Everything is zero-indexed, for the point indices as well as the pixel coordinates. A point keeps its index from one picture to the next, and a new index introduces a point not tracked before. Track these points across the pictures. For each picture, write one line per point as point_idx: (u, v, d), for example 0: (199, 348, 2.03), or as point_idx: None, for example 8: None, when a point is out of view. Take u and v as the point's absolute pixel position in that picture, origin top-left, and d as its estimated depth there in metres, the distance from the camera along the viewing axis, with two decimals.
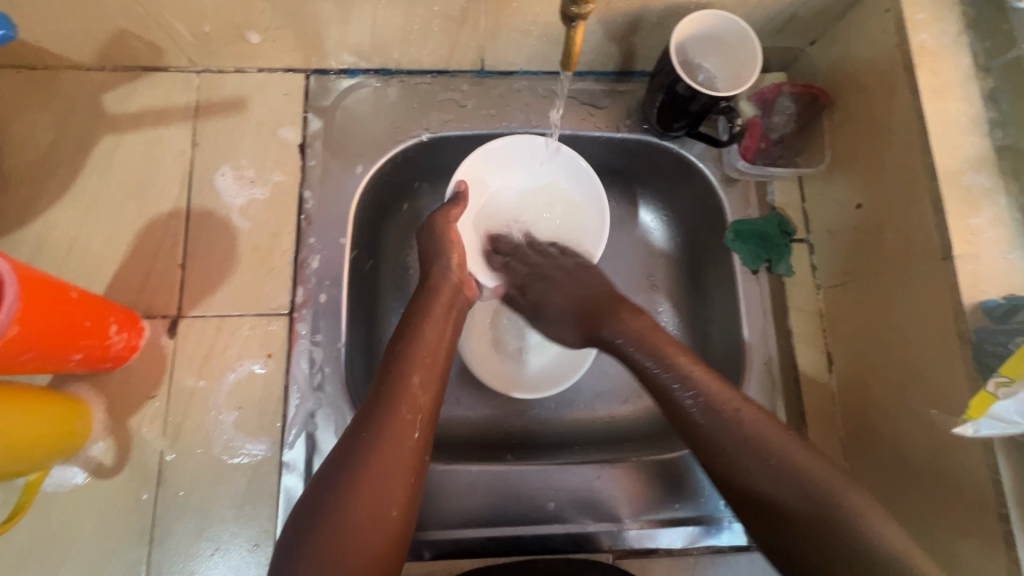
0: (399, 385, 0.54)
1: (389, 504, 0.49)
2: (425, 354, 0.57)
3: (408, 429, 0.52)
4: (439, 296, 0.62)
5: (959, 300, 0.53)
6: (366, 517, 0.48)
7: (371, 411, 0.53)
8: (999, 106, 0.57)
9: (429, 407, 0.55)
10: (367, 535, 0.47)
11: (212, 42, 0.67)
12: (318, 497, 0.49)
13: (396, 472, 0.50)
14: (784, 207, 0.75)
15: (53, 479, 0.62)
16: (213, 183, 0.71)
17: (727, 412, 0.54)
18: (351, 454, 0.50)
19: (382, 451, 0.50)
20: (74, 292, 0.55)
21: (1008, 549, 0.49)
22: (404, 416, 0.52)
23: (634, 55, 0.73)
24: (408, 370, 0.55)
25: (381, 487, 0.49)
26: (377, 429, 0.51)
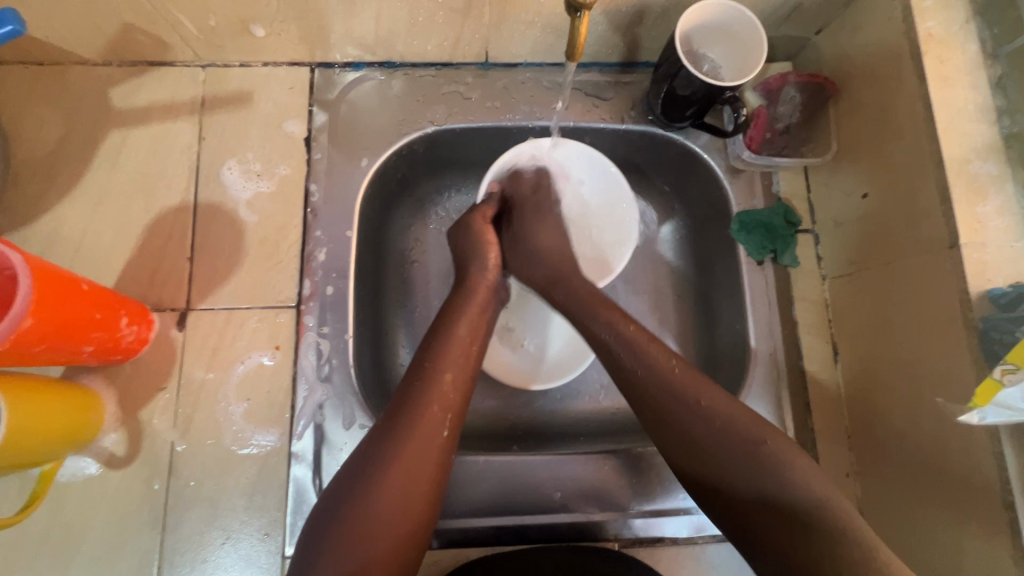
0: (429, 381, 0.55)
1: (415, 498, 0.50)
2: (457, 353, 0.58)
3: (437, 427, 0.53)
4: (475, 297, 0.64)
5: (965, 288, 0.53)
6: (392, 509, 0.49)
7: (400, 405, 0.54)
8: (1006, 94, 0.57)
9: (459, 406, 0.56)
10: (393, 527, 0.48)
11: (218, 36, 0.67)
12: (346, 488, 0.50)
13: (422, 466, 0.51)
14: (789, 197, 0.75)
15: (66, 470, 0.62)
16: (220, 176, 0.71)
17: (697, 400, 0.53)
18: (380, 448, 0.51)
19: (411, 445, 0.51)
20: (85, 285, 0.56)
21: (1014, 536, 0.49)
22: (435, 413, 0.53)
23: (639, 45, 0.73)
24: (439, 367, 0.56)
25: (408, 480, 0.50)
26: (406, 424, 0.52)
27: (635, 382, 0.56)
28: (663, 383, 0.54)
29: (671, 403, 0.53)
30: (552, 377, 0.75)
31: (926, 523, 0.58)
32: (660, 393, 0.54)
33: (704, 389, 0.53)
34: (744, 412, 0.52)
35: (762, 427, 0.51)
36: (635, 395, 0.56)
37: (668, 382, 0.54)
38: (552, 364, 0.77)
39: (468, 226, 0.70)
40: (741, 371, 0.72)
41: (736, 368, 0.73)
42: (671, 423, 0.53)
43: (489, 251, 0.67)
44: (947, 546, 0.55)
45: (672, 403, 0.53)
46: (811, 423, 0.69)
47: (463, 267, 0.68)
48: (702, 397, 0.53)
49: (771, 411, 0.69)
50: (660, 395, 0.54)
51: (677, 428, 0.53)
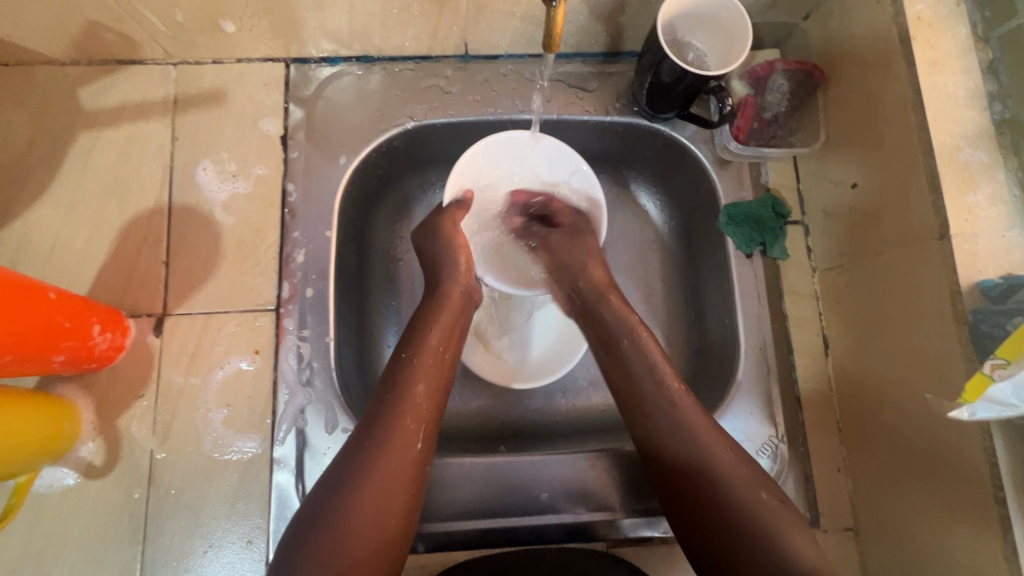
0: (403, 392, 0.54)
1: (390, 512, 0.49)
2: (431, 361, 0.57)
3: (411, 438, 0.52)
4: (449, 304, 0.62)
5: (956, 280, 0.52)
6: (364, 527, 0.47)
7: (375, 418, 0.52)
8: (998, 79, 0.55)
9: (434, 415, 0.55)
10: (371, 540, 0.47)
11: (187, 33, 0.65)
12: (318, 507, 0.48)
13: (395, 481, 0.50)
14: (779, 188, 0.74)
15: (44, 481, 0.61)
16: (195, 178, 0.70)
17: (713, 438, 0.53)
18: (356, 459, 0.50)
19: (384, 460, 0.50)
20: (53, 293, 0.55)
21: (1005, 532, 0.48)
22: (409, 425, 0.52)
23: (622, 34, 0.71)
24: (412, 378, 0.55)
25: (381, 496, 0.49)
26: (380, 438, 0.51)
27: (659, 415, 0.56)
28: (679, 418, 0.55)
29: (686, 451, 0.53)
30: (568, 353, 0.75)
31: (914, 516, 0.57)
32: (668, 427, 0.55)
33: (722, 437, 0.54)
34: (744, 458, 0.53)
35: (762, 483, 0.52)
36: (648, 426, 0.56)
37: (689, 426, 0.54)
38: (548, 351, 0.77)
39: (437, 229, 0.65)
40: (730, 366, 0.70)
41: (725, 361, 0.72)
42: (673, 452, 0.54)
43: (460, 253, 0.64)
44: (939, 548, 0.55)
45: (677, 445, 0.54)
46: (802, 418, 0.68)
47: (434, 271, 0.65)
48: (718, 444, 0.53)
49: (761, 405, 0.68)
50: (670, 438, 0.54)
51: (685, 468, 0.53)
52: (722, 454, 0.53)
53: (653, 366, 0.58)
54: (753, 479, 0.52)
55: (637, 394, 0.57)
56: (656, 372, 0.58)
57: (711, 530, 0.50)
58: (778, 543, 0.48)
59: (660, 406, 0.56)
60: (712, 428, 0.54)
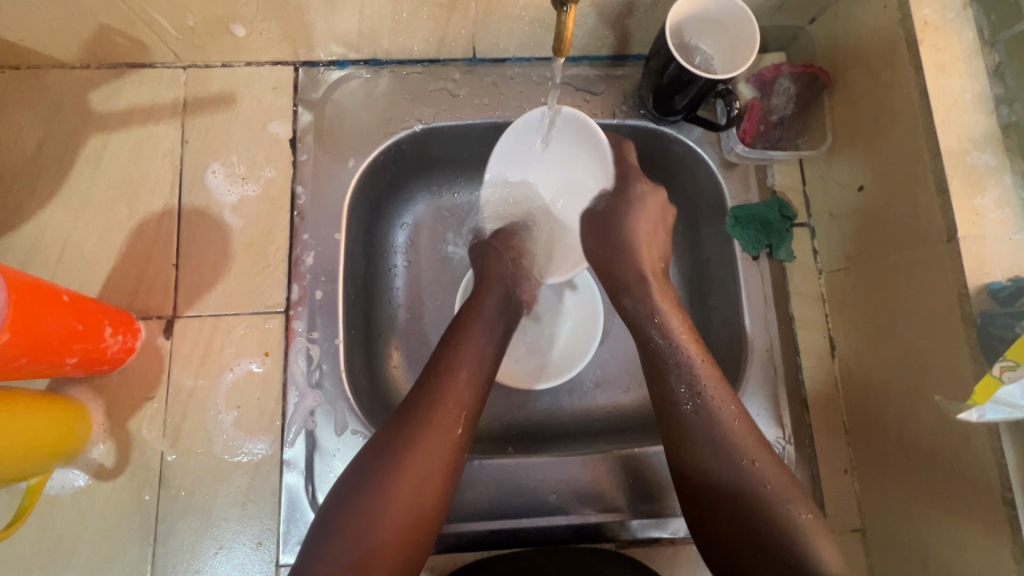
0: (446, 377, 0.55)
1: (427, 492, 0.50)
2: (474, 349, 0.58)
3: (452, 424, 0.52)
4: (490, 295, 0.64)
5: (964, 282, 0.52)
6: (401, 503, 0.48)
7: (418, 400, 0.53)
8: (1004, 82, 0.55)
9: (474, 405, 0.55)
10: (402, 525, 0.48)
11: (197, 36, 0.66)
12: (357, 480, 0.49)
13: (434, 463, 0.50)
14: (784, 190, 0.75)
15: (55, 482, 0.62)
16: (204, 180, 0.70)
17: (734, 433, 0.54)
18: (397, 438, 0.51)
19: (425, 441, 0.51)
20: (66, 296, 0.55)
21: (1013, 533, 0.48)
22: (451, 409, 0.53)
23: (629, 38, 0.71)
24: (456, 365, 0.56)
25: (420, 475, 0.49)
26: (422, 419, 0.52)
27: (685, 416, 0.55)
28: (700, 419, 0.55)
29: (717, 454, 0.53)
30: (579, 355, 0.75)
31: (921, 516, 0.58)
32: (697, 429, 0.54)
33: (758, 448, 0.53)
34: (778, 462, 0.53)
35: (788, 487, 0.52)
36: (669, 422, 0.56)
37: (721, 428, 0.54)
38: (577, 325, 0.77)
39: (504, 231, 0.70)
40: (737, 367, 0.71)
41: (731, 363, 0.72)
42: (690, 453, 0.54)
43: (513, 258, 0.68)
44: (946, 548, 0.55)
45: (710, 448, 0.53)
46: (808, 419, 0.69)
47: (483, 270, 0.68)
48: (749, 453, 0.53)
49: (768, 407, 0.68)
50: (700, 438, 0.54)
51: (706, 472, 0.53)
52: (741, 466, 0.52)
53: (684, 367, 0.57)
54: (777, 496, 0.51)
55: (666, 394, 0.57)
56: (687, 373, 0.57)
57: (734, 526, 0.51)
58: (800, 542, 0.49)
59: (690, 409, 0.55)
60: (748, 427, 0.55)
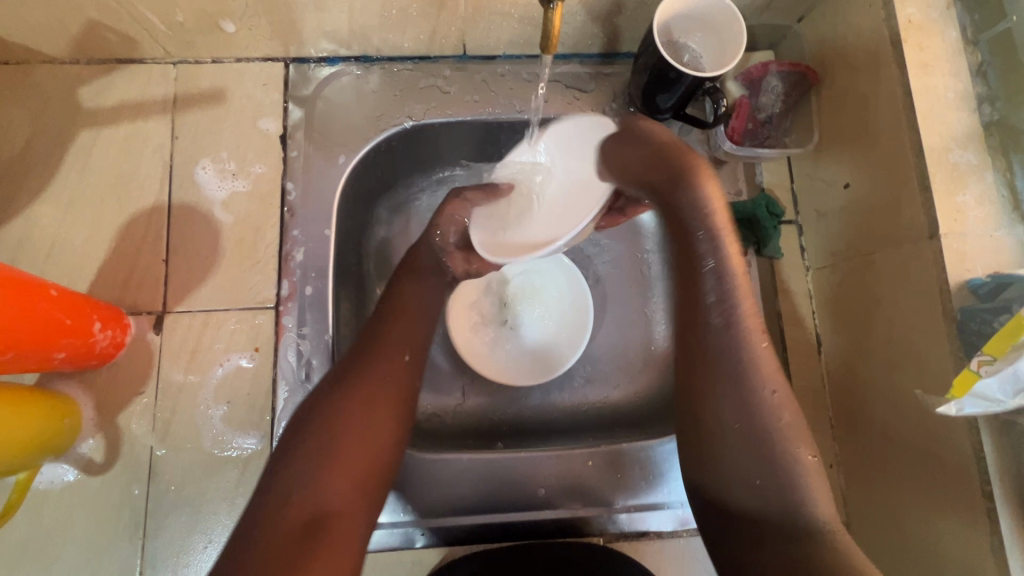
0: (389, 321, 0.61)
1: (381, 416, 0.54)
2: (411, 301, 0.63)
3: (397, 355, 0.58)
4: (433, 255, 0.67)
5: (945, 278, 0.53)
6: (356, 423, 0.52)
7: (363, 343, 0.59)
8: (986, 81, 0.56)
9: (417, 347, 0.61)
10: (359, 440, 0.52)
11: (187, 32, 0.66)
12: (312, 410, 0.53)
13: (384, 389, 0.55)
14: (772, 188, 0.75)
15: (44, 477, 0.62)
16: (194, 176, 0.70)
17: (757, 355, 0.51)
18: (345, 373, 0.56)
19: (372, 370, 0.56)
20: (54, 291, 0.55)
21: (992, 524, 0.49)
22: (393, 346, 0.58)
23: (619, 35, 0.72)
24: (395, 315, 0.61)
25: (372, 399, 0.54)
26: (369, 356, 0.57)
27: (709, 330, 0.52)
28: (724, 334, 0.52)
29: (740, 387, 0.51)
30: (568, 351, 0.75)
31: (904, 510, 0.59)
32: (716, 346, 0.52)
33: (778, 377, 0.51)
34: (792, 407, 0.51)
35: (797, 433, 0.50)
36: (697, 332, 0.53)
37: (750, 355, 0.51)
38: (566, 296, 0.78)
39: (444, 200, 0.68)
40: None
41: None
42: (710, 369, 0.52)
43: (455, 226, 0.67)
44: (927, 540, 0.56)
45: (730, 369, 0.51)
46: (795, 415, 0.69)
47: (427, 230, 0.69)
48: (770, 384, 0.51)
49: None
50: (717, 355, 0.52)
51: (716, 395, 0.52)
52: (766, 398, 0.50)
53: (720, 269, 0.52)
54: (789, 433, 0.50)
55: (695, 296, 0.53)
56: (725, 282, 0.52)
57: (745, 458, 0.50)
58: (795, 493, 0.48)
59: (719, 322, 0.52)
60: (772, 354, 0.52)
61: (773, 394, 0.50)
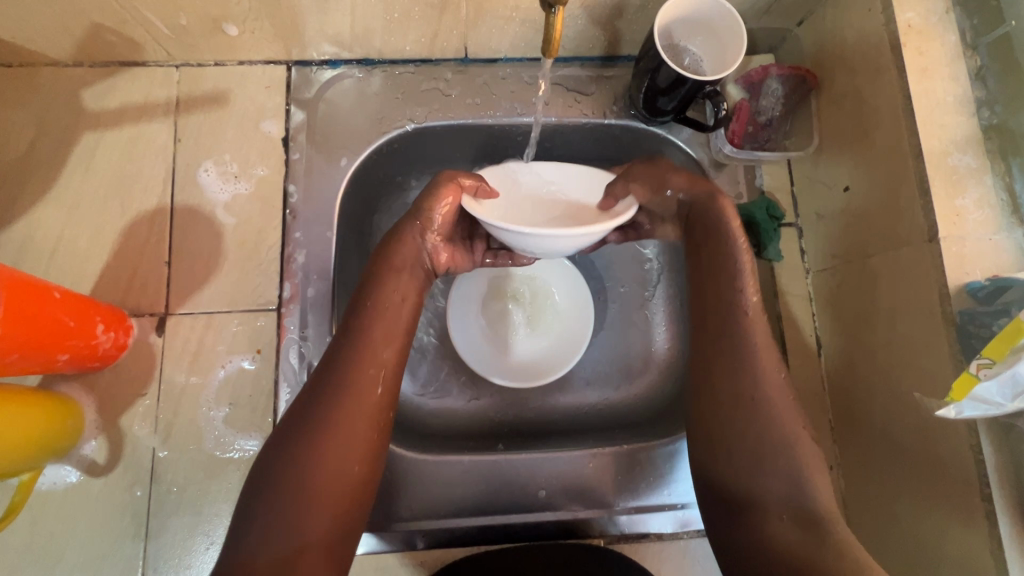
0: (361, 340, 0.54)
1: (353, 460, 0.49)
2: (388, 310, 0.56)
3: (372, 385, 0.52)
4: (408, 248, 0.60)
5: (944, 282, 0.53)
6: (325, 474, 0.48)
7: (332, 368, 0.52)
8: (986, 86, 0.56)
9: (394, 365, 0.55)
10: (328, 491, 0.48)
11: (190, 35, 0.66)
12: (276, 456, 0.48)
13: (357, 428, 0.50)
14: (772, 191, 0.75)
15: (47, 478, 0.62)
16: (197, 178, 0.70)
17: (761, 346, 0.54)
18: (310, 412, 0.50)
19: (343, 408, 0.50)
20: (57, 293, 0.56)
21: (991, 526, 0.49)
22: (368, 371, 0.52)
23: (620, 39, 0.72)
24: (371, 326, 0.55)
25: (343, 444, 0.49)
26: (338, 387, 0.51)
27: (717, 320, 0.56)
28: (735, 321, 0.55)
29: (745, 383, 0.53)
30: (570, 350, 0.76)
31: (905, 513, 0.59)
32: (727, 334, 0.55)
33: (775, 363, 0.54)
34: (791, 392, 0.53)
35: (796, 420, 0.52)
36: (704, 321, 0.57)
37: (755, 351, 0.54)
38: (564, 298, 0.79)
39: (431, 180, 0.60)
40: None
41: None
42: (718, 352, 0.55)
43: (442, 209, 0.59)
44: (927, 542, 0.56)
45: (734, 355, 0.54)
46: None
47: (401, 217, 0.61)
48: (772, 367, 0.54)
49: None
50: (722, 344, 0.55)
51: (719, 380, 0.55)
52: (777, 380, 0.53)
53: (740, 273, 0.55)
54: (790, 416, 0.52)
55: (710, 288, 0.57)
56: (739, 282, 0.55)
57: (746, 439, 0.52)
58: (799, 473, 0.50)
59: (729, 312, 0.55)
60: (773, 350, 0.54)
61: (776, 381, 0.53)
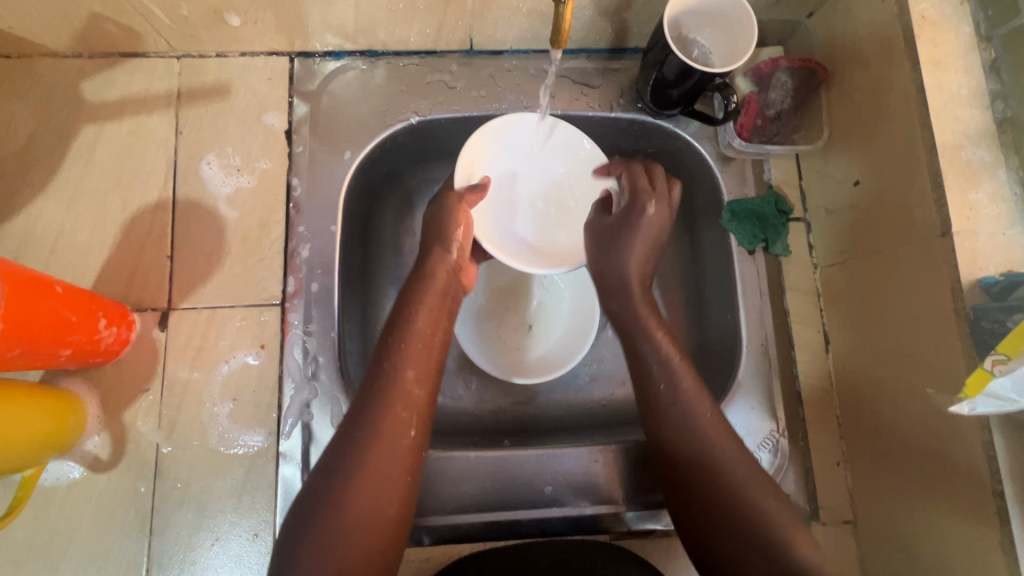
0: (393, 380, 0.54)
1: (387, 503, 0.49)
2: (419, 348, 0.57)
3: (404, 428, 0.52)
4: (434, 283, 0.61)
5: (957, 276, 0.52)
6: (360, 519, 0.48)
7: (365, 410, 0.52)
8: (1000, 78, 0.55)
9: (426, 406, 0.54)
10: (364, 535, 0.47)
11: (191, 26, 0.65)
12: (312, 500, 0.48)
13: (392, 470, 0.50)
14: (781, 185, 0.75)
15: (50, 474, 0.62)
16: (199, 172, 0.69)
17: (709, 420, 0.56)
18: (345, 455, 0.50)
19: (377, 450, 0.50)
20: (58, 287, 0.55)
21: (1002, 524, 0.49)
22: (400, 413, 0.52)
23: (627, 30, 0.71)
24: (401, 365, 0.55)
25: (377, 487, 0.49)
26: (371, 429, 0.51)
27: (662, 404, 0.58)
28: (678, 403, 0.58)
29: (694, 445, 0.55)
30: (577, 345, 0.75)
31: (915, 510, 0.58)
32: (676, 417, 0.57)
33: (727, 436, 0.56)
34: (748, 458, 0.55)
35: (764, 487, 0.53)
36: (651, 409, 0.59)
37: (697, 421, 0.56)
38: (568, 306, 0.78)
39: (442, 204, 0.64)
40: (731, 360, 0.71)
41: (724, 356, 0.72)
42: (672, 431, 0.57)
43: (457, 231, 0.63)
44: (937, 540, 0.56)
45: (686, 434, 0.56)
46: (801, 413, 0.69)
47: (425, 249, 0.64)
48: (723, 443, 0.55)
49: (762, 401, 0.69)
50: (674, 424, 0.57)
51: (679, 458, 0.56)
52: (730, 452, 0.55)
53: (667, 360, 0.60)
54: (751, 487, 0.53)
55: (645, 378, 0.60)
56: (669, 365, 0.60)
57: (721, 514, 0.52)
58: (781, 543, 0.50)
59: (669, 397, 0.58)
60: (725, 429, 0.56)
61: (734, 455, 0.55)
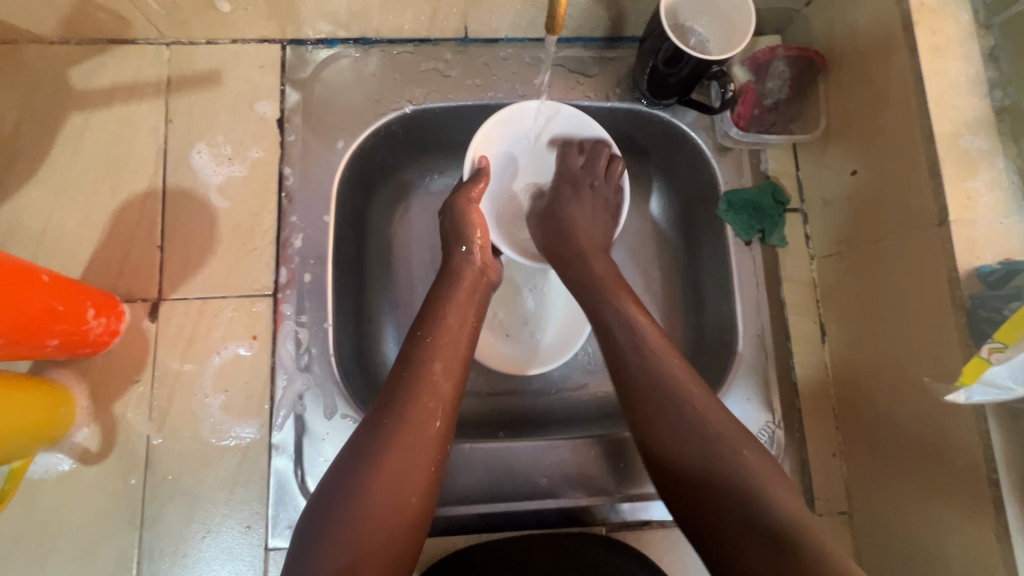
0: (421, 371, 0.53)
1: (409, 493, 0.48)
2: (448, 340, 0.56)
3: (430, 417, 0.51)
4: (462, 282, 0.62)
5: (954, 265, 0.52)
6: (383, 507, 0.46)
7: (391, 399, 0.51)
8: (999, 66, 0.55)
9: (452, 398, 0.53)
10: (384, 525, 0.46)
11: (181, 11, 0.64)
12: (334, 488, 0.47)
13: (416, 460, 0.49)
14: (778, 175, 0.74)
15: (39, 467, 0.61)
16: (190, 161, 0.68)
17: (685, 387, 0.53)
18: (369, 442, 0.49)
19: (401, 438, 0.49)
20: (45, 276, 0.54)
21: (998, 514, 0.48)
22: (426, 403, 0.51)
23: (623, 18, 0.70)
24: (429, 357, 0.54)
25: (400, 476, 0.48)
26: (396, 417, 0.50)
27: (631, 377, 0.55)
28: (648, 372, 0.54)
29: (669, 421, 0.52)
30: (572, 338, 0.75)
31: (911, 500, 0.58)
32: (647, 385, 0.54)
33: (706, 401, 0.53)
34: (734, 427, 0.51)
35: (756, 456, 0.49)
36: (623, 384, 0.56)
37: (666, 388, 0.53)
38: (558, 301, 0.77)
39: (453, 207, 0.66)
40: (727, 351, 0.71)
41: (721, 348, 0.72)
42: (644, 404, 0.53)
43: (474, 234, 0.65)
44: (933, 530, 0.55)
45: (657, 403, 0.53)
46: (798, 405, 0.69)
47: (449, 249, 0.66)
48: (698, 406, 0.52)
49: (758, 393, 0.68)
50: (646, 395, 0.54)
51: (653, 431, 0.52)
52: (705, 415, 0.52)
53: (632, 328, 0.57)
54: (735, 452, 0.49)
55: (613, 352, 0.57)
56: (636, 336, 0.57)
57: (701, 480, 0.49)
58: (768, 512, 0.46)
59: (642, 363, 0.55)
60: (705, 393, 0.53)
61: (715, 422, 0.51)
